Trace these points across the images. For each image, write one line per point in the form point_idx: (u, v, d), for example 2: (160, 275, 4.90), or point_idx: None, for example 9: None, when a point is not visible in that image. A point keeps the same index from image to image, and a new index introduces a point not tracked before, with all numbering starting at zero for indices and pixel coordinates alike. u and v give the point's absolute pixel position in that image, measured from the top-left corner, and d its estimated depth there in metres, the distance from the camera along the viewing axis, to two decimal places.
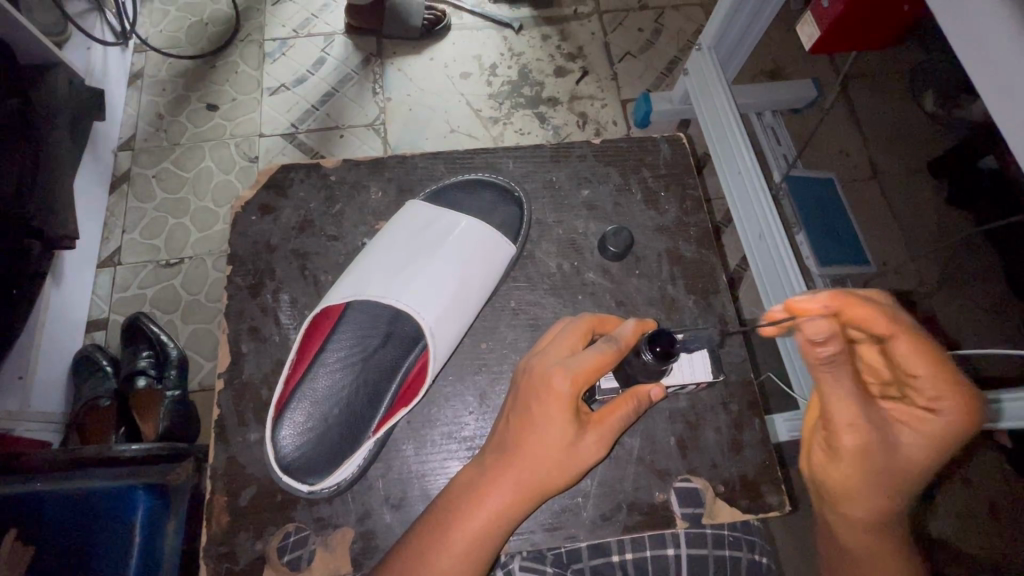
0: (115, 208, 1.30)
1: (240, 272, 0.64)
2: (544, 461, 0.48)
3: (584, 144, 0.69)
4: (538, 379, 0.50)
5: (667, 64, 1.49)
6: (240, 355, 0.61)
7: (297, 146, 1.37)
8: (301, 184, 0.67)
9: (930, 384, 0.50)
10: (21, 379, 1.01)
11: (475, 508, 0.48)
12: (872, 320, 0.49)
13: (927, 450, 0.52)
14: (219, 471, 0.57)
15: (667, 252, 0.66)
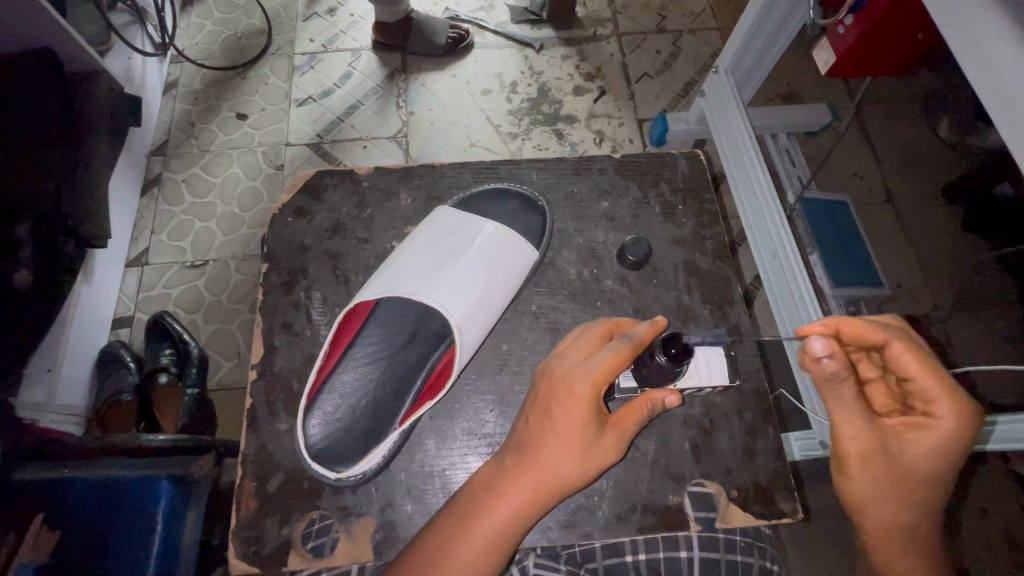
0: (146, 210, 1.35)
1: (275, 270, 0.66)
2: (558, 460, 0.50)
3: (605, 158, 0.72)
4: (558, 380, 0.51)
5: (683, 85, 1.53)
6: (271, 348, 0.63)
7: (321, 155, 1.42)
8: (335, 189, 0.70)
9: (926, 392, 0.53)
10: (50, 372, 1.04)
11: (491, 503, 0.49)
12: (866, 333, 0.54)
13: (934, 455, 0.52)
14: (249, 457, 0.59)
15: (684, 264, 0.68)
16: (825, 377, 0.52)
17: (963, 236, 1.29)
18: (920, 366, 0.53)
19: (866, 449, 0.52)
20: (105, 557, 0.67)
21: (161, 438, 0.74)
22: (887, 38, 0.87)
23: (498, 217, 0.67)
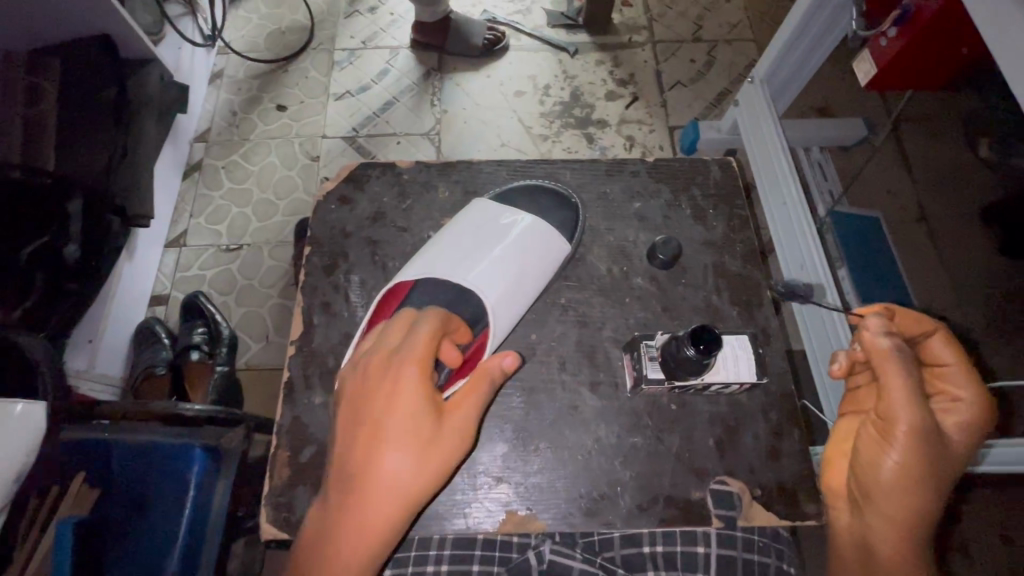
0: (186, 193, 1.40)
1: (317, 254, 0.69)
2: (398, 451, 0.48)
3: (638, 161, 0.73)
4: (364, 376, 0.51)
5: (717, 95, 1.52)
6: (311, 326, 0.66)
7: (355, 148, 1.45)
8: (377, 179, 0.73)
9: (960, 380, 0.56)
10: (90, 342, 1.09)
11: (360, 482, 0.47)
12: (915, 317, 0.57)
13: (960, 439, 0.54)
14: (284, 428, 0.62)
15: (713, 267, 0.68)
16: (889, 350, 0.53)
17: (999, 259, 1.26)
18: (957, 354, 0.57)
19: (918, 427, 0.51)
20: (143, 515, 0.71)
21: (194, 408, 0.77)
22: (930, 53, 0.86)
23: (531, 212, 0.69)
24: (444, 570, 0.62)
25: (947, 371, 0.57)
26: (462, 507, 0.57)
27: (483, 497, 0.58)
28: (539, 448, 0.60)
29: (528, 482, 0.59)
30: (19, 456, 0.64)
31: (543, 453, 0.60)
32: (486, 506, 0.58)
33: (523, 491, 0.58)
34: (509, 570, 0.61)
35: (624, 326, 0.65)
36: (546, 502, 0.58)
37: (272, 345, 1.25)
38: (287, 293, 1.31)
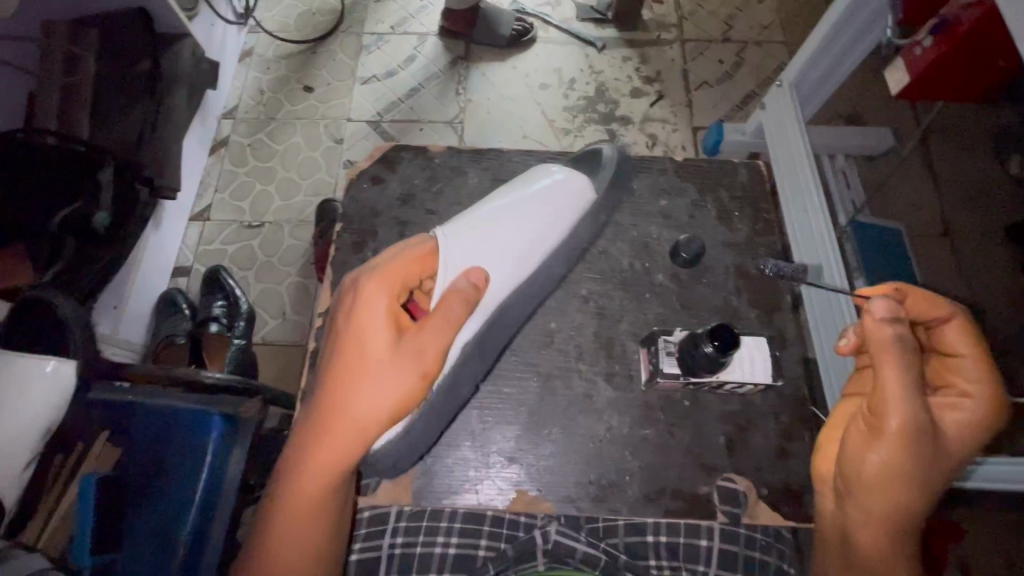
0: (212, 168, 1.43)
1: (347, 231, 0.71)
2: (383, 360, 0.52)
3: (667, 159, 0.74)
4: (351, 308, 0.55)
5: (744, 97, 1.51)
6: (338, 301, 0.68)
7: (379, 133, 1.47)
8: (409, 163, 0.74)
9: (972, 371, 0.57)
10: (116, 308, 1.12)
11: (335, 399, 0.52)
12: (934, 306, 0.58)
13: (965, 434, 0.55)
14: (308, 397, 0.63)
15: (735, 268, 0.69)
16: (904, 339, 0.52)
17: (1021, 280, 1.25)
18: (972, 346, 0.58)
19: (913, 422, 0.51)
20: (162, 476, 0.71)
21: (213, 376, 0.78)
22: (964, 63, 0.85)
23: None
24: (453, 541, 0.60)
25: (961, 362, 0.58)
26: (474, 483, 0.60)
27: (494, 475, 0.60)
28: (552, 433, 0.62)
29: (541, 464, 0.61)
30: (49, 413, 0.67)
31: (556, 437, 0.62)
32: (497, 481, 0.60)
33: (529, 470, 0.60)
34: (513, 547, 0.60)
35: (642, 320, 0.66)
36: (548, 479, 0.60)
37: (289, 323, 1.26)
38: (307, 272, 1.32)
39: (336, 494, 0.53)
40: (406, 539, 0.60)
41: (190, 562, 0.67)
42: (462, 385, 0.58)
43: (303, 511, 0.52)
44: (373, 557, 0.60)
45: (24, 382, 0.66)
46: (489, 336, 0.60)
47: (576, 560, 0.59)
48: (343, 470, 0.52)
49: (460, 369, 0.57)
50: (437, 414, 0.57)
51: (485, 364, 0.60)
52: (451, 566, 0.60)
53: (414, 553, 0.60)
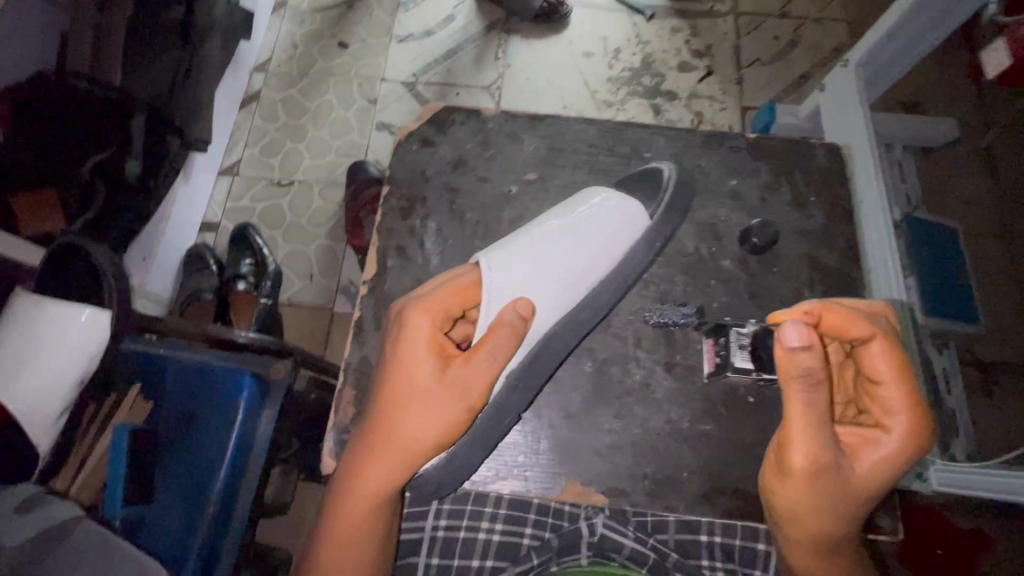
0: (242, 123, 1.39)
1: (395, 195, 0.69)
2: (428, 390, 0.52)
3: (740, 136, 0.69)
4: (396, 325, 0.55)
5: (798, 77, 1.42)
6: (385, 268, 0.66)
7: (414, 95, 1.42)
8: (460, 125, 0.71)
9: (892, 400, 0.52)
10: (145, 260, 1.11)
11: (385, 422, 0.52)
12: (849, 325, 0.53)
13: (884, 468, 0.51)
14: (352, 367, 0.63)
15: (808, 257, 0.65)
16: (800, 379, 0.49)
17: None
18: (897, 372, 0.52)
19: (814, 463, 0.50)
20: (196, 432, 0.71)
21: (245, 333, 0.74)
22: None
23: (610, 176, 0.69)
24: (498, 528, 0.63)
25: (878, 386, 0.53)
26: (523, 476, 0.58)
27: (543, 464, 0.59)
28: (607, 423, 0.60)
29: (596, 454, 0.59)
30: (84, 364, 0.67)
31: (611, 426, 0.60)
32: (545, 474, 0.58)
33: (586, 459, 0.59)
34: (560, 538, 0.62)
35: (705, 308, 0.63)
36: (599, 471, 0.58)
37: (316, 284, 1.24)
38: (335, 234, 1.28)
39: (385, 518, 0.55)
40: (449, 522, 0.63)
41: (222, 519, 0.66)
42: (508, 413, 0.56)
43: (355, 533, 0.54)
44: (417, 537, 0.63)
45: (60, 332, 0.65)
46: (535, 363, 0.57)
47: (622, 556, 0.61)
48: (387, 496, 0.53)
49: (506, 396, 0.56)
50: (481, 442, 0.55)
51: (534, 390, 0.57)
52: (495, 553, 0.63)
53: (457, 538, 0.63)
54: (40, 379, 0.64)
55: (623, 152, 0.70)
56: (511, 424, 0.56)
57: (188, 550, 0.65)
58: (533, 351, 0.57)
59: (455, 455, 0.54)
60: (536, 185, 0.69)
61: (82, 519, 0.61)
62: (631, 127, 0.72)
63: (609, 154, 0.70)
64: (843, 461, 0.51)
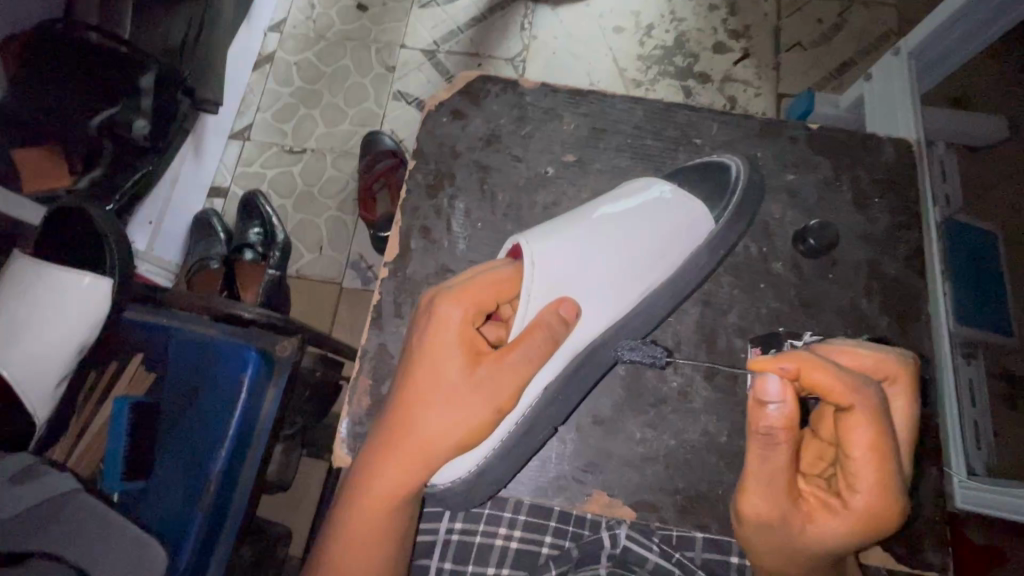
0: (255, 86, 1.30)
1: (422, 170, 0.68)
2: (458, 388, 0.49)
3: (800, 126, 0.68)
4: (426, 319, 0.51)
5: (837, 67, 1.28)
6: (408, 250, 0.66)
7: (435, 65, 1.30)
8: (495, 98, 0.70)
9: (858, 478, 0.44)
10: (151, 225, 1.07)
11: (410, 423, 0.49)
12: (829, 390, 0.44)
13: (834, 541, 0.45)
14: (370, 353, 0.62)
15: (868, 264, 0.65)
16: (761, 430, 0.46)
17: None
18: (869, 450, 0.43)
19: (757, 515, 0.47)
20: (193, 409, 0.65)
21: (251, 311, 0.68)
22: None
23: (659, 161, 0.68)
24: (516, 535, 0.62)
25: (848, 461, 0.45)
26: (546, 491, 0.59)
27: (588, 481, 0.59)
28: (638, 433, 0.60)
29: (630, 465, 0.59)
30: (83, 330, 0.64)
31: (643, 436, 0.60)
32: (572, 489, 0.59)
33: (614, 468, 0.59)
34: (579, 547, 0.60)
35: (755, 313, 0.63)
36: (627, 482, 0.59)
37: (325, 258, 1.16)
38: (346, 208, 1.19)
39: (400, 522, 0.51)
40: (465, 526, 0.62)
41: (221, 499, 0.62)
42: (545, 421, 0.55)
43: (364, 537, 0.51)
44: (430, 540, 0.61)
45: (60, 296, 0.62)
46: (573, 379, 0.56)
47: (646, 570, 0.59)
48: (405, 497, 0.50)
49: (547, 401, 0.55)
50: (514, 451, 0.54)
51: (572, 404, 0.56)
52: (511, 561, 0.61)
53: (473, 542, 0.61)
54: (35, 344, 0.62)
55: (672, 136, 0.68)
56: (547, 436, 0.55)
57: (188, 527, 0.61)
58: (579, 356, 0.56)
59: (484, 471, 0.53)
60: (574, 166, 0.68)
61: (73, 494, 0.58)
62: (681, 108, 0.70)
63: (656, 137, 0.68)
64: (794, 524, 0.46)
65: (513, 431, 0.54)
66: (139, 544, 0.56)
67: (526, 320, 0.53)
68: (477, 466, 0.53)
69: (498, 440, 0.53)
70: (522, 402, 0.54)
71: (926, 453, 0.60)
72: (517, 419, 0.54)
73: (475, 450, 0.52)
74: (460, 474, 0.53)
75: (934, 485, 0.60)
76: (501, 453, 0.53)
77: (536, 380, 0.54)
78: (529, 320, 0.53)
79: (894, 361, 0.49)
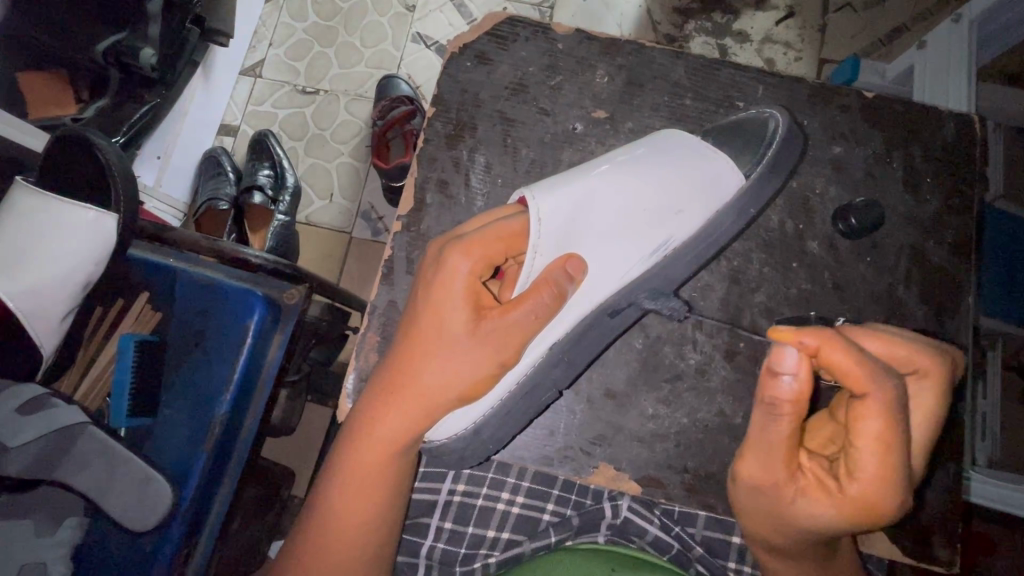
0: (267, 18, 1.20)
1: (442, 119, 0.65)
2: (458, 342, 0.48)
3: (855, 94, 0.64)
4: (434, 267, 0.49)
5: (890, 30, 1.11)
6: (422, 204, 0.63)
7: (457, 7, 1.17)
8: (524, 43, 0.66)
9: (862, 467, 0.42)
10: (160, 160, 1.03)
11: (411, 373, 0.49)
12: (847, 373, 0.42)
13: (825, 520, 0.44)
14: (379, 308, 0.61)
15: (910, 249, 0.62)
16: (769, 400, 0.45)
17: None
18: (873, 439, 0.41)
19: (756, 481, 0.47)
20: (199, 352, 0.64)
21: (257, 255, 0.63)
22: None
23: (697, 122, 0.64)
24: (518, 501, 0.62)
25: (852, 448, 0.43)
26: (551, 460, 0.59)
27: (598, 457, 0.59)
28: (650, 408, 0.59)
29: (637, 439, 0.59)
30: (85, 266, 0.63)
31: (655, 411, 0.59)
32: (579, 461, 0.59)
33: (622, 442, 0.59)
34: (580, 517, 0.61)
35: (783, 294, 0.61)
36: (635, 458, 0.58)
37: (336, 206, 1.12)
38: (361, 154, 1.15)
39: (397, 473, 0.52)
40: (467, 489, 0.62)
41: (224, 443, 0.62)
42: (549, 385, 0.54)
43: (360, 488, 0.51)
44: (432, 499, 0.62)
45: (64, 228, 0.61)
46: (580, 342, 0.54)
47: (644, 540, 0.60)
48: (405, 445, 0.50)
49: (553, 364, 0.53)
50: (515, 409, 0.53)
51: (580, 366, 0.55)
52: (512, 526, 0.62)
53: (473, 504, 0.62)
54: (38, 278, 0.61)
55: (715, 98, 0.64)
56: (549, 398, 0.54)
57: (193, 467, 0.61)
58: (585, 319, 0.54)
59: (480, 429, 0.52)
60: (605, 124, 0.64)
61: (88, 424, 0.58)
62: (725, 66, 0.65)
63: (697, 97, 0.64)
64: (786, 494, 0.46)
65: (516, 389, 0.53)
66: (145, 478, 0.57)
67: (531, 278, 0.50)
68: (474, 424, 0.52)
69: (497, 397, 0.52)
70: (524, 361, 0.52)
71: (941, 449, 0.59)
72: (520, 377, 0.52)
73: (475, 407, 0.51)
74: (456, 430, 0.52)
75: (948, 481, 0.59)
76: (499, 411, 0.52)
77: (543, 340, 0.53)
78: (534, 277, 0.50)
79: (926, 353, 0.46)
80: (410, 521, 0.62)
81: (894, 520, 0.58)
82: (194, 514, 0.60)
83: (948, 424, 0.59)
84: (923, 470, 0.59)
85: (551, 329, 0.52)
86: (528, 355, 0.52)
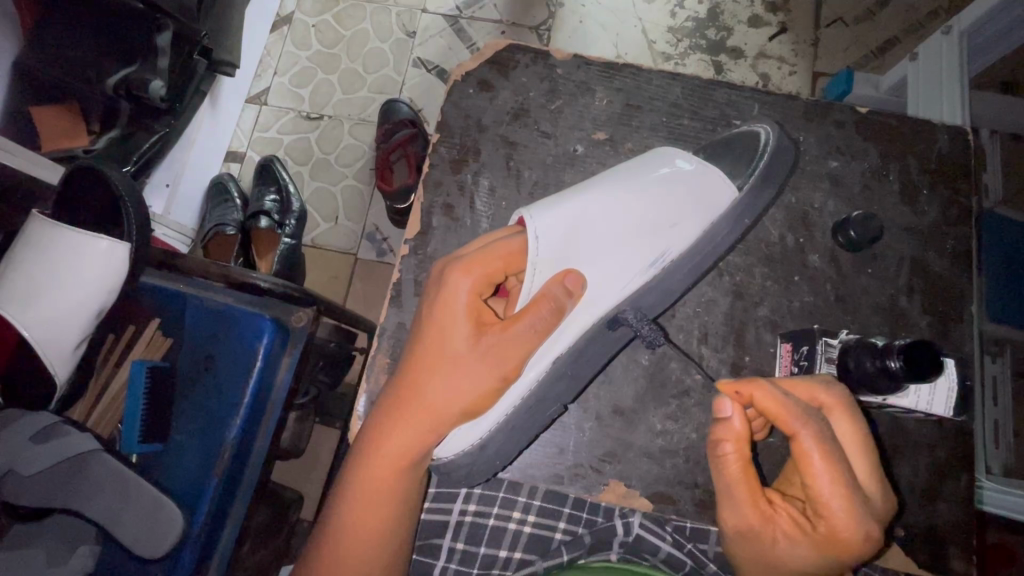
0: (273, 47, 1.23)
1: (446, 145, 0.66)
2: (462, 357, 0.48)
3: (848, 109, 0.65)
4: (438, 287, 0.50)
5: (881, 43, 1.13)
6: (428, 227, 0.64)
7: (456, 32, 1.20)
8: (524, 69, 0.67)
9: (824, 500, 0.43)
10: (169, 187, 1.06)
11: (417, 390, 0.49)
12: (778, 411, 0.44)
13: (812, 562, 0.44)
14: (388, 330, 0.62)
15: (911, 260, 0.62)
16: (716, 441, 0.48)
17: None
18: (824, 472, 0.43)
19: (741, 529, 0.47)
20: (209, 376, 0.64)
21: (265, 278, 0.65)
22: None
23: (694, 140, 0.65)
24: (530, 520, 0.62)
25: (809, 488, 0.44)
26: (561, 478, 0.59)
27: (607, 475, 0.59)
28: (658, 424, 0.59)
29: (645, 455, 0.59)
30: (100, 296, 0.64)
31: (663, 426, 0.59)
32: (590, 478, 0.59)
33: (633, 459, 0.59)
34: (592, 534, 0.61)
35: (786, 308, 0.61)
36: (645, 474, 0.58)
37: (342, 228, 1.14)
38: (364, 177, 1.17)
39: (405, 490, 0.52)
40: (479, 509, 0.61)
41: (235, 467, 0.62)
42: (552, 402, 0.54)
43: (371, 503, 0.51)
44: (443, 520, 0.62)
45: (80, 258, 0.63)
46: (584, 355, 0.54)
47: (657, 558, 0.60)
48: (413, 462, 0.51)
49: (554, 381, 0.53)
50: (520, 426, 0.53)
51: (582, 381, 0.55)
52: (524, 546, 0.61)
53: (485, 524, 0.61)
54: (53, 309, 0.62)
55: (711, 116, 0.65)
56: (554, 413, 0.54)
57: (203, 493, 0.61)
58: (587, 333, 0.54)
59: (486, 445, 0.52)
60: (604, 145, 0.65)
61: (101, 450, 0.58)
62: (721, 86, 0.67)
63: (694, 117, 0.65)
64: (766, 537, 0.46)
65: (520, 404, 0.53)
66: (158, 503, 0.57)
67: (532, 293, 0.52)
68: (480, 439, 0.52)
69: (504, 412, 0.52)
70: (527, 377, 0.52)
71: (953, 459, 0.59)
72: (523, 393, 0.53)
73: (479, 422, 0.51)
74: (462, 447, 0.52)
75: (961, 490, 0.59)
76: (505, 427, 0.52)
77: (546, 355, 0.53)
78: (534, 292, 0.51)
79: (826, 387, 0.48)
80: (422, 543, 0.62)
81: (908, 531, 0.58)
82: (206, 539, 0.60)
83: (961, 434, 0.59)
84: (939, 482, 0.59)
85: (553, 343, 0.53)
86: (531, 370, 0.52)
